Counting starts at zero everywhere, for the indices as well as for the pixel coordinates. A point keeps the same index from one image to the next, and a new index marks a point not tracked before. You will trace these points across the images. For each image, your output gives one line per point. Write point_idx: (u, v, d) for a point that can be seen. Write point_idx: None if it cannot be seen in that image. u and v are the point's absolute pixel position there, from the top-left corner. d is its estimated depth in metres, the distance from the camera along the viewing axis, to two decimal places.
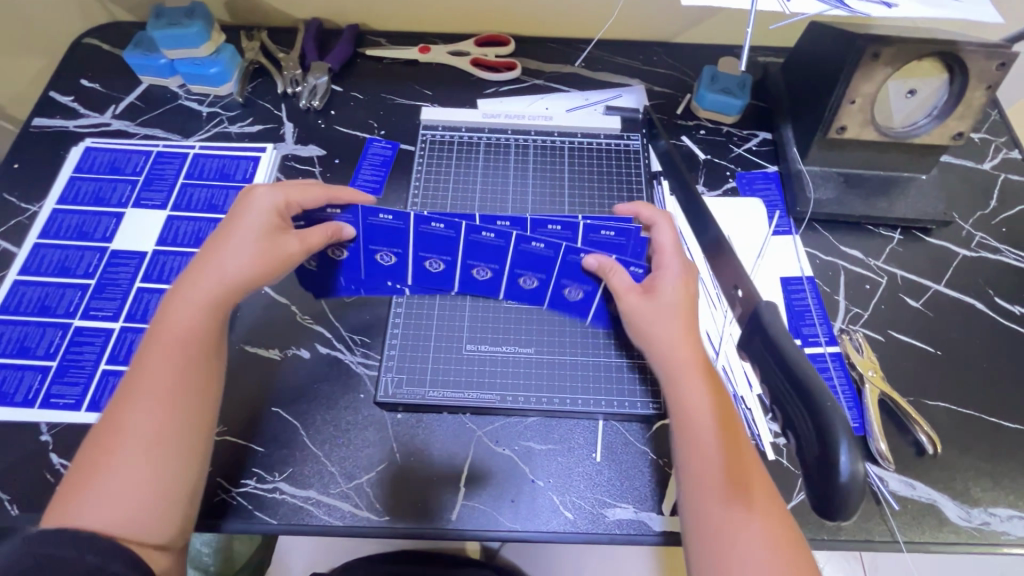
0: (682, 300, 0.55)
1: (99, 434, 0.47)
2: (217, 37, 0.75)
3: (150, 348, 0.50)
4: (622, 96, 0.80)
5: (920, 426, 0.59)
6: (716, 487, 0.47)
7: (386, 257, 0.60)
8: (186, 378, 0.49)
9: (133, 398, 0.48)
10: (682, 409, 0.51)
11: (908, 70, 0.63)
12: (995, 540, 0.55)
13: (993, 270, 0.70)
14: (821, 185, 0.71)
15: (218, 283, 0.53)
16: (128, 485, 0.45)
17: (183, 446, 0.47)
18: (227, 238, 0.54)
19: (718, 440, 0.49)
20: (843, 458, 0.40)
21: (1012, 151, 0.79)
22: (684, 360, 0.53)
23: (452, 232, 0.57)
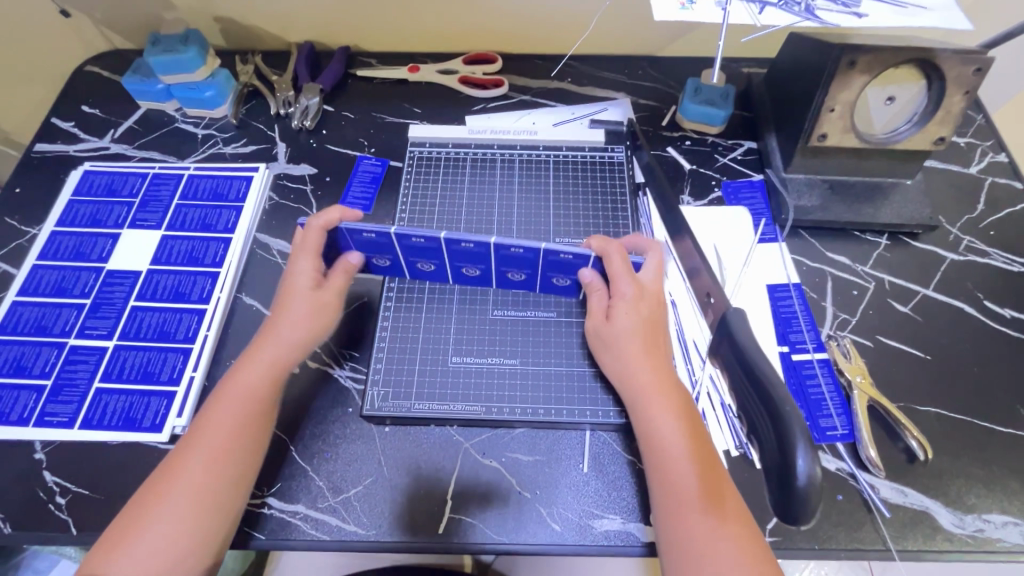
0: (641, 326, 0.56)
1: (152, 479, 0.50)
2: (211, 62, 0.78)
3: (211, 408, 0.53)
4: (608, 109, 0.82)
5: (910, 432, 0.58)
6: (692, 506, 0.47)
7: (384, 261, 0.64)
8: (241, 440, 0.52)
9: (190, 448, 0.51)
10: (652, 429, 0.52)
11: (885, 77, 0.64)
12: (990, 547, 0.54)
13: (982, 274, 0.69)
14: (806, 192, 0.72)
15: (278, 353, 0.56)
16: (160, 529, 0.47)
17: (220, 505, 0.49)
18: (286, 306, 0.58)
19: (686, 456, 0.50)
20: (800, 462, 0.40)
21: (998, 154, 0.79)
22: (643, 379, 0.54)
23: (431, 243, 0.59)
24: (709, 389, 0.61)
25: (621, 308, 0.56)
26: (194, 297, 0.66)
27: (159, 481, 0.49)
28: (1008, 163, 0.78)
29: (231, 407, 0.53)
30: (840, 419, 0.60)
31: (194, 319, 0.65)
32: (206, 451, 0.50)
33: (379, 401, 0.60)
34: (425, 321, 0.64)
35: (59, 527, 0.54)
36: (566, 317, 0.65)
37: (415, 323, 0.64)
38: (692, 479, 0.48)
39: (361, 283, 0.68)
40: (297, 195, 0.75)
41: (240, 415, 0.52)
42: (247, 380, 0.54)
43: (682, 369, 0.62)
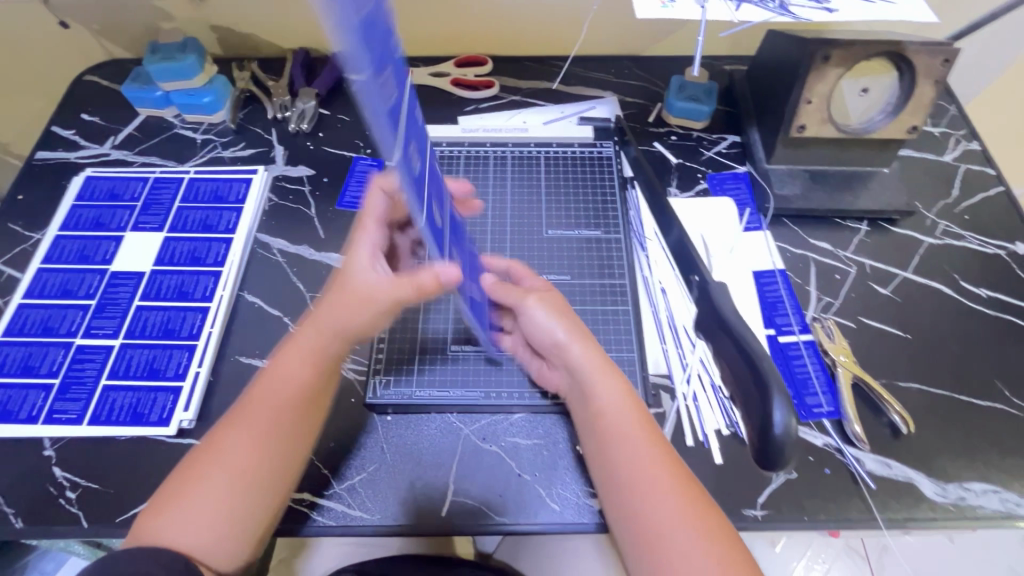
0: (565, 310, 0.59)
1: (189, 459, 0.51)
2: (209, 69, 0.80)
3: (260, 388, 0.53)
4: (596, 107, 0.84)
5: (892, 407, 0.61)
6: (653, 486, 0.50)
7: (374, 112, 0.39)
8: (286, 417, 0.53)
9: (233, 427, 0.52)
10: (598, 413, 0.54)
11: (858, 70, 0.69)
12: (972, 514, 0.57)
13: (958, 256, 0.72)
14: (788, 182, 0.75)
15: (314, 343, 0.55)
16: (207, 511, 0.48)
17: (268, 483, 0.51)
18: (334, 295, 0.54)
19: (638, 438, 0.52)
20: (777, 416, 0.50)
21: (971, 143, 0.82)
22: (593, 367, 0.55)
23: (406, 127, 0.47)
24: (699, 371, 0.63)
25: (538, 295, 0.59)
26: (197, 295, 0.68)
27: (196, 467, 0.50)
28: (981, 151, 0.81)
29: (278, 386, 0.53)
30: (825, 397, 0.62)
31: (197, 317, 0.66)
32: (250, 430, 0.51)
33: (381, 389, 0.62)
34: (423, 314, 0.66)
35: (70, 521, 0.56)
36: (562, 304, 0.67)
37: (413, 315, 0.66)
38: (646, 460, 0.51)
39: None
40: (295, 196, 0.77)
41: (284, 391, 0.53)
42: (293, 362, 0.54)
43: (674, 353, 0.65)
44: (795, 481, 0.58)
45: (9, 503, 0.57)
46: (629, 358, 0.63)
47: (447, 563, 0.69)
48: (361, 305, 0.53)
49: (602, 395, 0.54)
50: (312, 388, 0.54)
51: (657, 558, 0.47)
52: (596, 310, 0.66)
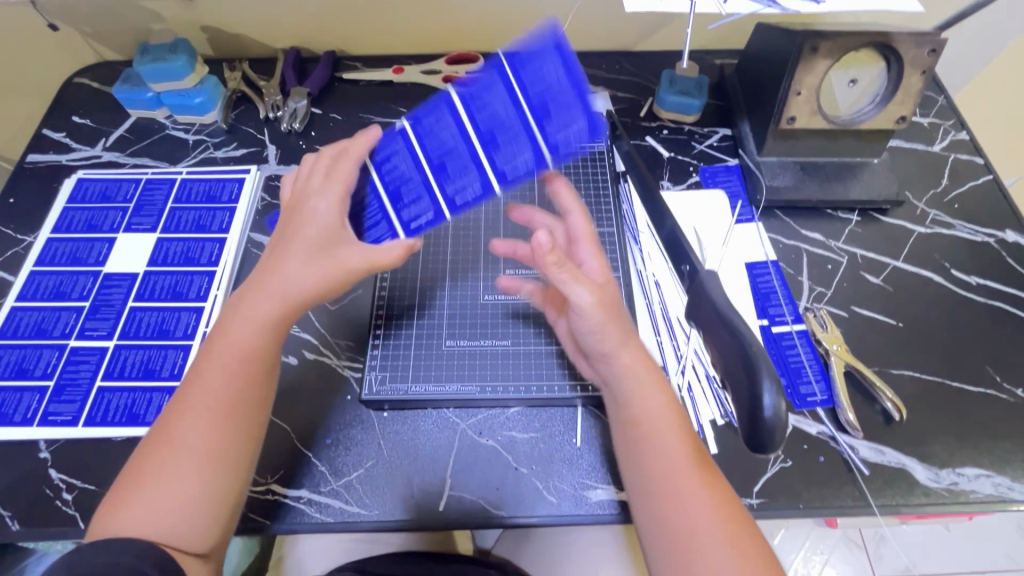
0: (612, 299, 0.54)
1: (148, 445, 0.50)
2: (200, 69, 0.80)
3: (209, 363, 0.52)
4: (588, 102, 0.84)
5: (885, 394, 0.61)
6: (681, 482, 0.48)
7: (521, 156, 0.49)
8: (241, 387, 0.52)
9: (184, 413, 0.50)
10: (636, 420, 0.52)
11: (847, 61, 0.68)
12: (964, 499, 0.57)
13: (948, 245, 0.73)
14: (780, 173, 0.75)
15: (271, 307, 0.53)
16: (176, 495, 0.48)
17: (230, 461, 0.50)
18: (291, 253, 0.53)
19: (675, 443, 0.50)
20: (767, 399, 0.50)
21: (960, 132, 0.83)
22: (638, 369, 0.53)
23: (461, 131, 0.51)
24: (693, 362, 0.64)
25: (592, 286, 0.52)
26: (192, 295, 0.68)
27: (156, 452, 0.49)
28: (969, 141, 0.82)
29: (226, 356, 0.52)
30: (819, 385, 0.63)
31: (192, 317, 0.66)
32: (206, 404, 0.51)
33: (377, 384, 0.61)
34: (419, 309, 0.66)
35: (67, 522, 0.56)
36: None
37: (409, 312, 0.66)
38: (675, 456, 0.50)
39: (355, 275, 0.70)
40: None
41: (238, 359, 0.52)
42: (243, 331, 0.53)
43: (669, 345, 0.65)
44: (790, 469, 0.59)
45: (6, 506, 0.57)
46: None
47: (445, 558, 0.69)
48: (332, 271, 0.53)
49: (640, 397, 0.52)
50: (255, 347, 0.53)
51: (686, 554, 0.46)
52: None
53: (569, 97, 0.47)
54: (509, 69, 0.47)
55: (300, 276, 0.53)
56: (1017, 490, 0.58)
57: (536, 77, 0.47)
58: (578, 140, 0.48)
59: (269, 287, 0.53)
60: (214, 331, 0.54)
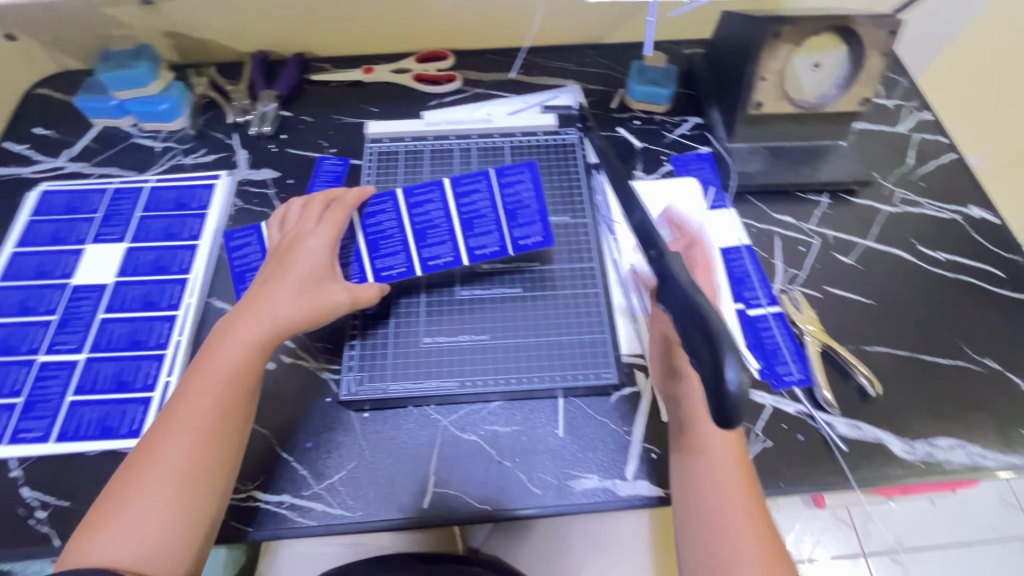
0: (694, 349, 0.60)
1: (131, 461, 0.50)
2: (165, 76, 0.79)
3: (195, 379, 0.53)
4: (559, 96, 0.84)
5: (859, 370, 0.63)
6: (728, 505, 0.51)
7: (489, 244, 0.65)
8: (225, 405, 0.52)
9: (168, 430, 0.51)
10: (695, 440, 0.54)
11: (810, 44, 0.69)
12: (939, 469, 0.59)
13: (916, 222, 0.75)
14: (750, 159, 0.76)
15: (261, 328, 0.55)
16: (152, 513, 0.48)
17: (210, 480, 0.50)
18: (279, 282, 0.57)
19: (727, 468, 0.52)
20: (730, 372, 0.46)
21: (924, 113, 0.85)
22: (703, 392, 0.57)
23: (447, 213, 0.66)
24: None
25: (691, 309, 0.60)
26: (164, 304, 0.66)
27: (138, 468, 0.49)
28: (933, 121, 0.84)
29: (215, 375, 0.53)
30: (795, 365, 0.63)
31: (165, 326, 0.65)
32: (190, 421, 0.51)
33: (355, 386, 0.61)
34: (393, 309, 0.65)
35: (41, 540, 0.54)
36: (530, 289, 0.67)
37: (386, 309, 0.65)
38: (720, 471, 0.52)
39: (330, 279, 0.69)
40: (260, 199, 0.76)
41: (225, 376, 0.53)
42: (233, 351, 0.54)
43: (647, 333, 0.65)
44: (771, 449, 0.59)
45: None
46: (600, 339, 0.63)
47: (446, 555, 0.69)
48: (323, 302, 0.58)
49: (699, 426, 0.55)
50: (241, 366, 0.54)
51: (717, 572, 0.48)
52: (566, 295, 0.66)
53: (533, 212, 0.65)
54: (494, 180, 0.66)
55: (291, 306, 0.57)
56: (990, 458, 0.59)
57: (513, 191, 0.66)
58: (535, 243, 0.65)
59: (262, 314, 0.56)
60: (200, 352, 0.56)
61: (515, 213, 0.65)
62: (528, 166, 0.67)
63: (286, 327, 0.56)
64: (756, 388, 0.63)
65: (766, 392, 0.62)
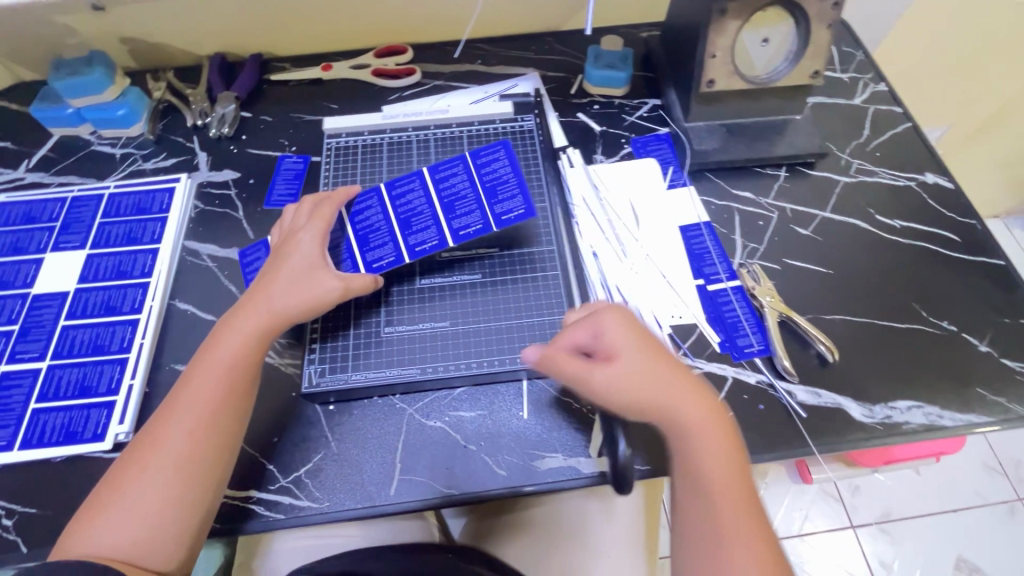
0: (645, 381, 0.52)
1: (134, 446, 0.51)
2: (120, 81, 0.79)
3: (197, 368, 0.54)
4: (519, 84, 0.85)
5: (819, 339, 0.63)
6: (729, 544, 0.47)
7: (473, 223, 0.64)
8: (224, 394, 0.53)
9: (168, 418, 0.51)
10: (690, 472, 0.50)
11: (758, 19, 0.70)
12: (898, 430, 0.60)
13: (872, 192, 0.76)
14: (706, 137, 0.77)
15: (262, 319, 0.56)
16: (147, 501, 0.48)
17: (209, 470, 0.50)
18: (276, 274, 0.58)
19: (726, 503, 0.48)
20: (620, 447, 0.53)
21: (879, 84, 0.86)
22: (697, 421, 0.51)
23: (428, 199, 0.66)
24: None
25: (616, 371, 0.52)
26: (126, 308, 0.67)
27: (138, 455, 0.50)
28: (887, 92, 0.85)
29: (217, 364, 0.54)
30: (755, 337, 0.64)
31: (128, 329, 0.65)
32: (189, 411, 0.51)
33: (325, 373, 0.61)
34: (354, 320, 0.64)
35: (8, 548, 0.54)
36: (516, 274, 0.67)
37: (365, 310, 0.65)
38: (721, 492, 0.49)
39: None
40: (221, 200, 0.77)
41: (226, 366, 0.54)
42: (234, 341, 0.55)
43: None
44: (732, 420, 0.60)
45: None
46: (561, 319, 0.64)
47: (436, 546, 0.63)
48: (314, 291, 0.57)
49: (699, 456, 0.50)
50: (243, 356, 0.55)
51: None
52: (525, 280, 0.67)
53: (512, 186, 0.65)
54: (470, 161, 0.67)
55: (288, 296, 0.57)
56: (947, 417, 0.60)
57: (490, 169, 0.66)
58: (518, 216, 0.64)
59: (265, 306, 0.56)
60: (202, 343, 0.56)
61: (497, 190, 0.65)
62: (501, 146, 0.67)
63: (285, 319, 0.57)
64: (716, 359, 0.64)
65: (727, 363, 0.63)
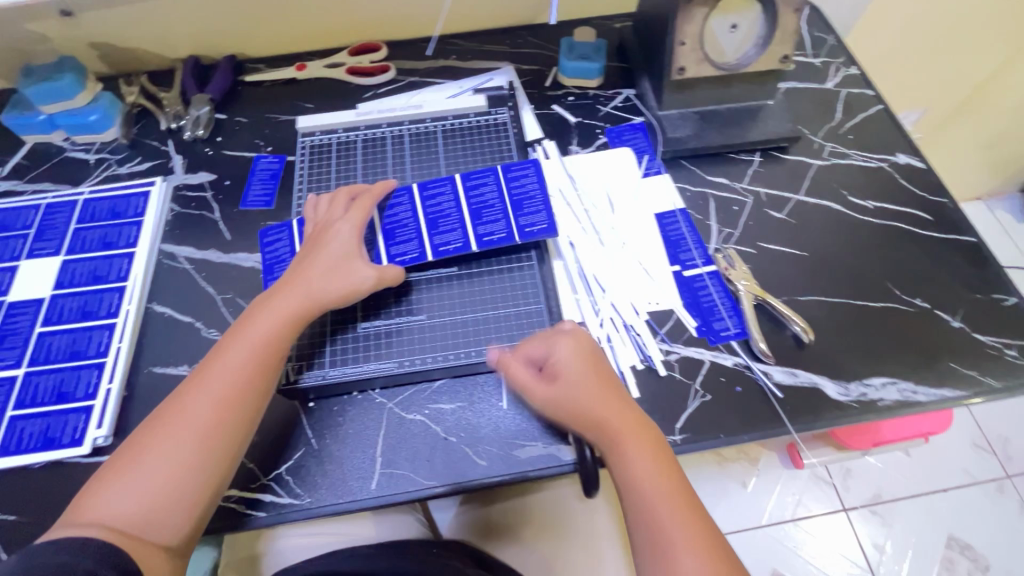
0: (573, 399, 0.54)
1: (159, 412, 0.52)
2: (92, 86, 0.78)
3: (231, 342, 0.55)
4: (493, 78, 0.85)
5: (794, 320, 0.64)
6: (673, 554, 0.46)
7: (497, 231, 0.66)
8: (253, 371, 0.53)
9: (196, 389, 0.52)
10: (627, 485, 0.50)
11: (725, 5, 0.69)
12: (873, 407, 0.60)
13: (845, 174, 0.76)
14: (680, 125, 0.78)
15: (299, 300, 0.57)
16: (159, 473, 0.48)
17: (226, 449, 0.51)
18: (315, 259, 0.60)
19: (664, 509, 0.48)
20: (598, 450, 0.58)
21: (850, 68, 0.86)
22: (620, 431, 0.52)
23: (457, 204, 0.68)
24: (610, 315, 0.66)
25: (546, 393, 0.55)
26: (102, 313, 0.66)
27: (162, 422, 0.50)
28: (859, 75, 0.85)
29: (250, 342, 0.54)
30: (731, 320, 0.65)
31: (104, 334, 0.65)
32: (214, 388, 0.52)
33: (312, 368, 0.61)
34: (331, 333, 0.63)
35: None
36: (507, 267, 0.67)
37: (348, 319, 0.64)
38: (660, 502, 0.48)
39: None
40: (198, 202, 0.76)
41: (258, 344, 0.54)
42: (267, 322, 0.56)
43: (586, 301, 0.67)
44: (709, 403, 0.61)
45: None
46: (538, 309, 0.65)
47: (421, 541, 0.65)
48: (348, 281, 0.59)
49: (630, 467, 0.50)
50: (274, 336, 0.55)
51: None
52: (504, 272, 0.67)
53: (539, 202, 0.68)
54: (501, 174, 0.70)
55: (324, 281, 0.58)
56: (921, 393, 0.61)
57: (519, 184, 0.69)
58: (541, 230, 0.66)
59: (303, 288, 0.57)
60: (235, 323, 0.57)
61: (523, 203, 0.68)
62: (532, 164, 0.70)
63: (320, 303, 0.57)
64: (693, 344, 0.64)
65: (704, 347, 0.64)
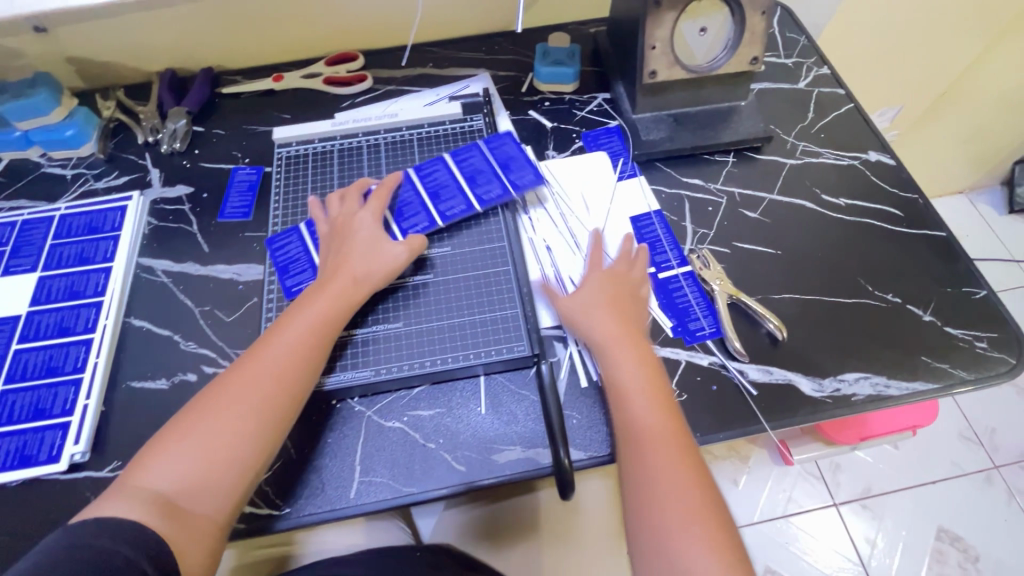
0: (593, 297, 0.62)
1: (209, 388, 0.53)
2: (67, 101, 0.78)
3: (285, 320, 0.58)
4: (470, 85, 0.85)
5: (767, 318, 0.65)
6: (648, 434, 0.52)
7: (494, 190, 0.71)
8: (310, 346, 0.56)
9: (252, 363, 0.54)
10: (612, 380, 0.56)
11: (693, 10, 0.71)
12: (848, 402, 0.61)
13: (818, 172, 0.77)
14: (654, 128, 0.79)
15: (347, 283, 0.61)
16: (212, 441, 0.49)
17: (280, 417, 0.52)
18: (354, 244, 0.63)
19: (644, 397, 0.54)
20: (575, 453, 0.58)
21: (822, 68, 0.88)
22: (609, 336, 0.58)
23: (452, 175, 0.72)
24: None
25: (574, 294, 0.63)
26: (79, 328, 0.66)
27: (215, 395, 0.52)
28: (830, 75, 0.87)
29: (304, 321, 0.57)
30: (706, 320, 0.66)
31: (81, 349, 0.65)
32: (272, 361, 0.54)
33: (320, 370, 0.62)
34: None
35: None
36: (483, 273, 0.68)
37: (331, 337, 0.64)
38: (638, 392, 0.55)
39: (250, 286, 0.70)
40: (175, 215, 0.77)
41: (313, 322, 0.58)
42: (321, 303, 0.59)
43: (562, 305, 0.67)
44: (685, 403, 0.61)
45: None
46: (513, 314, 0.65)
47: (403, 547, 0.65)
48: (384, 258, 0.63)
49: (613, 361, 0.57)
50: (327, 315, 0.58)
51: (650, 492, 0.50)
52: (479, 277, 0.67)
53: (523, 160, 0.73)
54: (484, 145, 0.74)
55: (366, 263, 0.62)
56: (893, 387, 0.62)
57: (502, 150, 0.74)
58: (533, 181, 0.71)
59: (349, 271, 0.61)
60: (285, 312, 0.60)
61: (513, 163, 0.73)
62: (508, 134, 0.75)
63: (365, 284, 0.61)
64: (669, 344, 0.65)
65: (680, 347, 0.64)
